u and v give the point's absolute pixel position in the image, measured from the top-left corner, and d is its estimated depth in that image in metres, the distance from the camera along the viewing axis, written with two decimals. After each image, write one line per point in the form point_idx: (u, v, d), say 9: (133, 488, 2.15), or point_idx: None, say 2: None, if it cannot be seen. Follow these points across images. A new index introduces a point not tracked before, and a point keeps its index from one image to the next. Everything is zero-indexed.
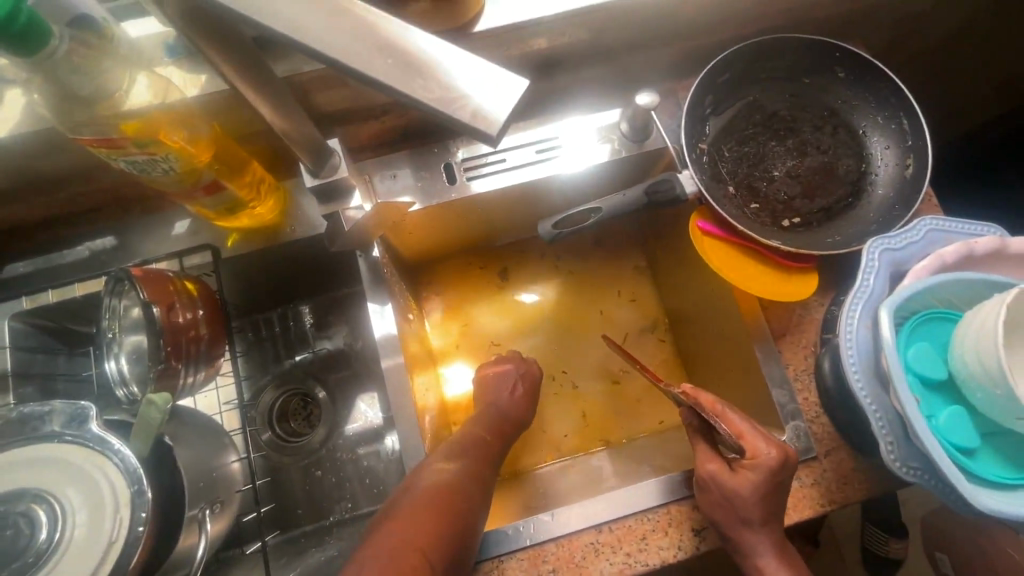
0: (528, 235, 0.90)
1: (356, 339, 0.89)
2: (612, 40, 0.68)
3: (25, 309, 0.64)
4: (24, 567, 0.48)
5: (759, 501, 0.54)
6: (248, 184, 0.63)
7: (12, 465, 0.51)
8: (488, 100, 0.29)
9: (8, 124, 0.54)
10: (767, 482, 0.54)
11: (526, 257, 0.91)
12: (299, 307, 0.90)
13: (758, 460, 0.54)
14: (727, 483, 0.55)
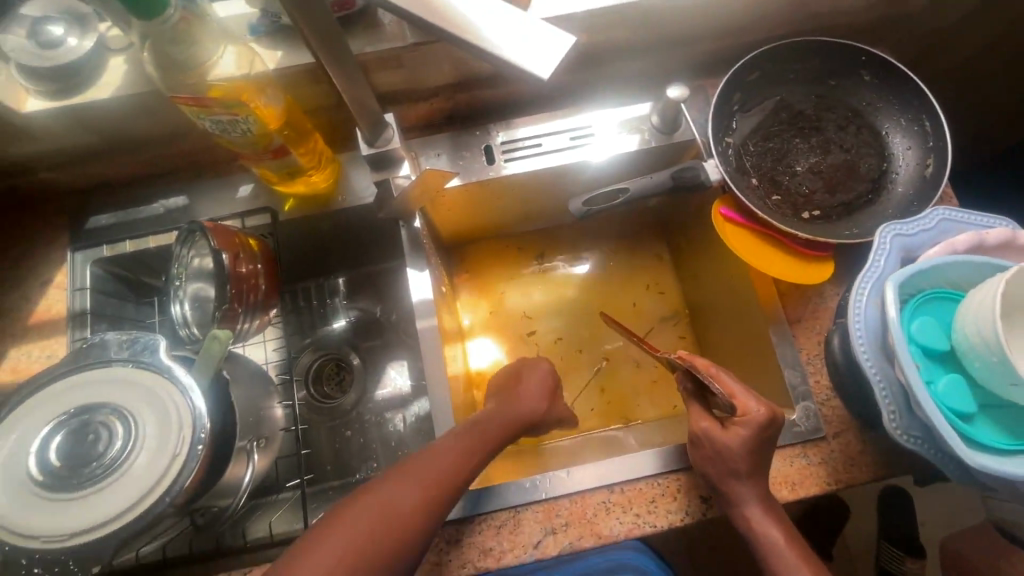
0: (559, 223, 0.96)
1: (389, 311, 0.94)
2: (647, 37, 0.73)
3: (106, 256, 0.72)
4: (92, 473, 0.52)
5: (747, 457, 0.57)
6: (308, 152, 0.69)
7: (87, 384, 0.56)
8: (541, 51, 0.35)
9: (111, 87, 0.62)
10: (753, 438, 0.57)
11: (555, 243, 0.96)
12: (336, 278, 0.95)
13: (746, 417, 0.57)
14: (718, 439, 0.58)
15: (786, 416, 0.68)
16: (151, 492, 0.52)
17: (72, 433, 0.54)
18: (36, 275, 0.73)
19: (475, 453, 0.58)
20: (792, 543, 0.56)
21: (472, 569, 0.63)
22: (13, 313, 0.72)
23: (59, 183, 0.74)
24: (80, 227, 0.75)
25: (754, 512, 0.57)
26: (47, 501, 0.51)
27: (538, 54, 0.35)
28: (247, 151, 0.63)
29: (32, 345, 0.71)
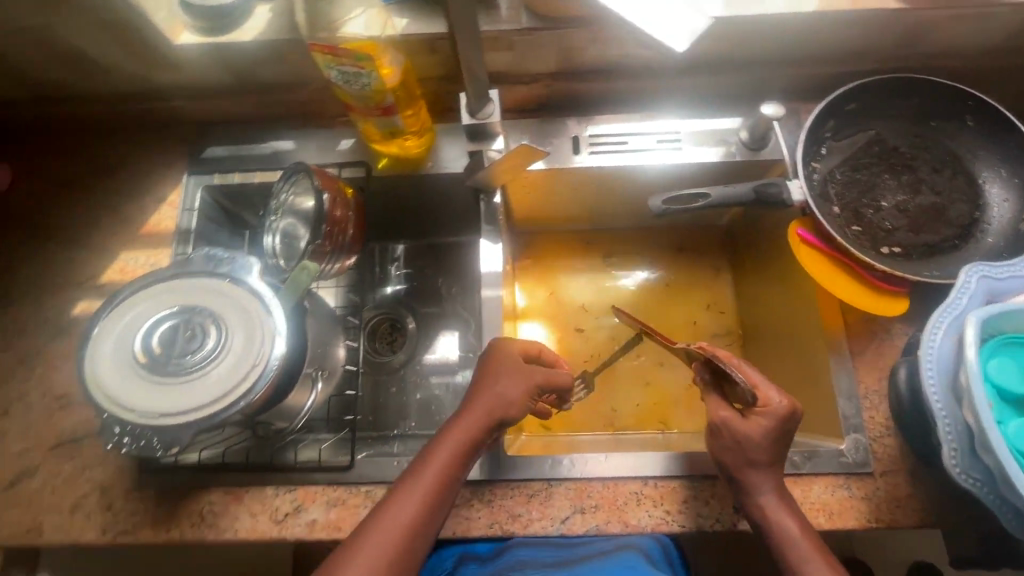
0: (626, 226, 0.98)
1: (446, 283, 0.97)
2: (748, 52, 0.75)
3: (216, 184, 0.80)
4: (183, 367, 0.58)
5: (769, 446, 0.58)
6: (412, 116, 0.74)
7: (186, 288, 0.62)
8: (679, 27, 0.40)
9: (254, 32, 0.70)
10: (776, 425, 0.57)
11: (620, 245, 0.99)
12: (396, 245, 0.99)
13: (769, 404, 0.58)
14: (739, 431, 0.58)
15: (834, 445, 0.67)
16: (233, 392, 0.57)
17: (167, 328, 0.59)
18: (152, 191, 0.81)
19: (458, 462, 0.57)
20: (804, 540, 0.56)
21: (498, 529, 0.66)
22: (128, 222, 0.80)
23: (186, 112, 0.81)
24: (197, 154, 0.82)
25: (773, 506, 0.58)
26: (144, 385, 0.57)
27: (676, 30, 0.40)
28: (360, 105, 0.68)
29: (140, 252, 0.78)
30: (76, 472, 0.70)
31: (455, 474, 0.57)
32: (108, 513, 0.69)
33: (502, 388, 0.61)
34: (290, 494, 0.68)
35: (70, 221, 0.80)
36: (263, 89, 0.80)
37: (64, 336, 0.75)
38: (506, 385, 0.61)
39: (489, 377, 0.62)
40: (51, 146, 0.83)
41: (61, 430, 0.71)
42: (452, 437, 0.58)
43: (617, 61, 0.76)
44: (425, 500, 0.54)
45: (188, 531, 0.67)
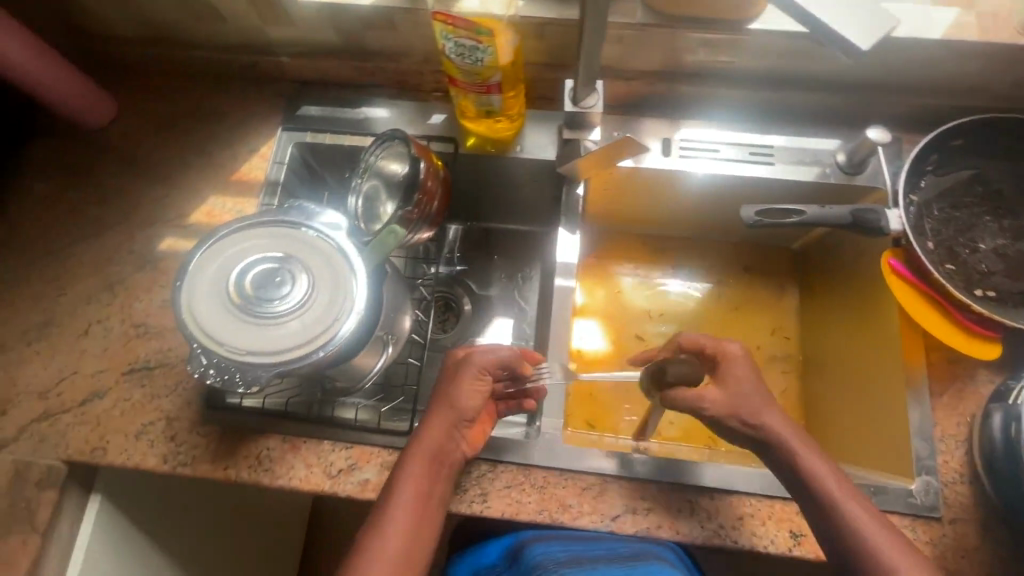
0: (696, 235, 0.95)
1: (501, 268, 0.97)
2: (858, 74, 0.74)
3: (308, 142, 0.82)
4: (269, 312, 0.59)
5: (759, 395, 0.62)
6: (511, 98, 0.74)
7: (279, 236, 0.63)
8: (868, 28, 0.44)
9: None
10: (750, 370, 0.63)
11: (688, 253, 0.95)
12: (449, 226, 1.00)
13: (731, 348, 0.64)
14: (725, 396, 0.62)
15: (902, 484, 0.65)
16: (317, 339, 0.59)
17: (258, 270, 0.60)
18: (247, 141, 0.84)
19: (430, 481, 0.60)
20: (891, 543, 0.54)
21: (548, 516, 0.66)
22: (222, 167, 0.83)
23: (289, 69, 0.84)
24: (292, 109, 0.84)
25: (859, 514, 0.56)
26: (233, 322, 0.58)
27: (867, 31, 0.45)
28: (467, 80, 0.69)
29: (229, 198, 0.81)
30: (144, 399, 0.72)
31: (430, 490, 0.60)
32: (171, 443, 0.71)
33: (456, 401, 0.62)
34: (346, 451, 0.69)
35: (167, 160, 0.83)
36: (367, 56, 0.81)
37: (151, 269, 0.78)
38: (461, 397, 0.63)
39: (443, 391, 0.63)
40: (157, 87, 0.87)
41: (137, 357, 0.74)
42: (420, 455, 0.60)
43: (720, 69, 0.76)
44: (408, 519, 0.57)
45: (245, 472, 0.69)
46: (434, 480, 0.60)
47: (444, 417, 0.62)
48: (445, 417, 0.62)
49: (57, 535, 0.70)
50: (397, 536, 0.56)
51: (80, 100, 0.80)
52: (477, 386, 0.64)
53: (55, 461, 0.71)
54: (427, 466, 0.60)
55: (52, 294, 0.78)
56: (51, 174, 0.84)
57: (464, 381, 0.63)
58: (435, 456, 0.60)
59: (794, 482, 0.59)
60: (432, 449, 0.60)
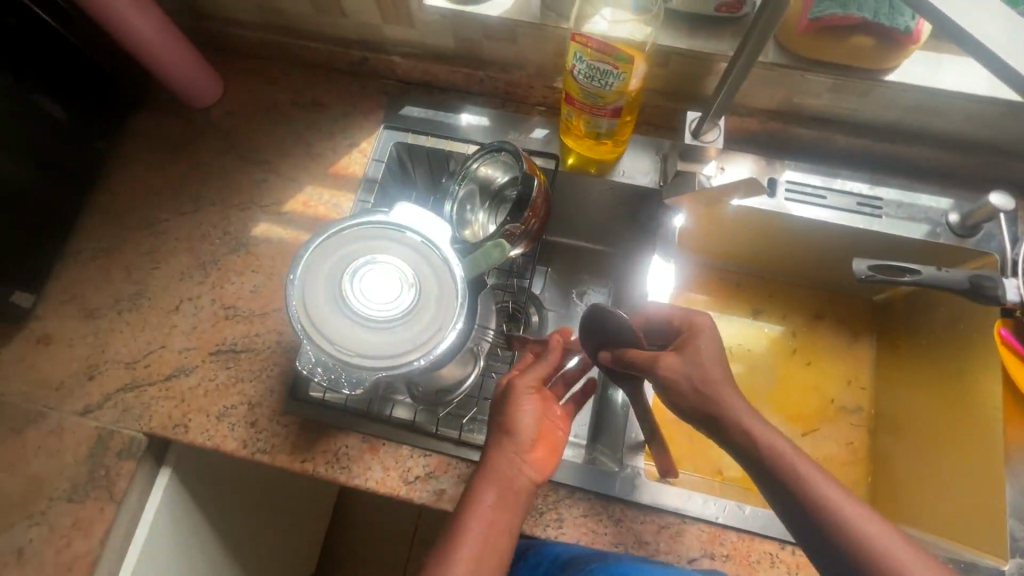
0: (774, 274, 0.91)
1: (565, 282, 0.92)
2: (982, 135, 0.72)
3: (408, 142, 0.82)
4: (376, 314, 0.59)
5: (719, 370, 0.57)
6: (625, 123, 0.74)
7: (387, 235, 0.63)
8: None
9: (504, 9, 0.72)
10: (714, 343, 0.59)
11: (763, 291, 0.91)
12: None
13: (699, 321, 0.61)
14: (681, 367, 0.57)
15: (995, 563, 0.63)
16: (423, 347, 0.58)
17: (368, 272, 0.60)
18: (347, 136, 0.84)
19: (497, 514, 0.57)
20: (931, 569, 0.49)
21: (623, 550, 0.65)
22: (320, 159, 0.83)
23: (398, 68, 0.84)
24: (394, 110, 0.85)
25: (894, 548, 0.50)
26: (341, 318, 0.58)
27: None
28: (588, 102, 0.69)
29: (325, 190, 0.82)
30: (228, 382, 0.73)
31: (498, 518, 0.57)
32: (251, 429, 0.71)
33: (518, 426, 0.60)
34: (424, 458, 0.69)
35: (268, 145, 0.84)
36: (477, 63, 0.82)
37: (244, 253, 0.79)
38: (522, 422, 0.60)
39: (505, 414, 0.61)
40: (265, 73, 0.88)
41: (224, 339, 0.75)
42: (486, 483, 0.58)
43: (838, 114, 0.74)
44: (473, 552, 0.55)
45: (322, 468, 0.69)
46: (502, 508, 0.57)
47: (508, 443, 0.60)
48: (510, 442, 0.60)
49: (129, 503, 0.71)
50: (464, 565, 0.54)
51: (193, 77, 0.82)
52: (532, 410, 0.61)
53: (137, 432, 0.71)
54: (495, 495, 0.57)
55: (145, 266, 0.79)
56: (155, 147, 0.85)
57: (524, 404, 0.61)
58: (502, 484, 0.58)
59: (806, 519, 0.52)
60: (497, 477, 0.58)
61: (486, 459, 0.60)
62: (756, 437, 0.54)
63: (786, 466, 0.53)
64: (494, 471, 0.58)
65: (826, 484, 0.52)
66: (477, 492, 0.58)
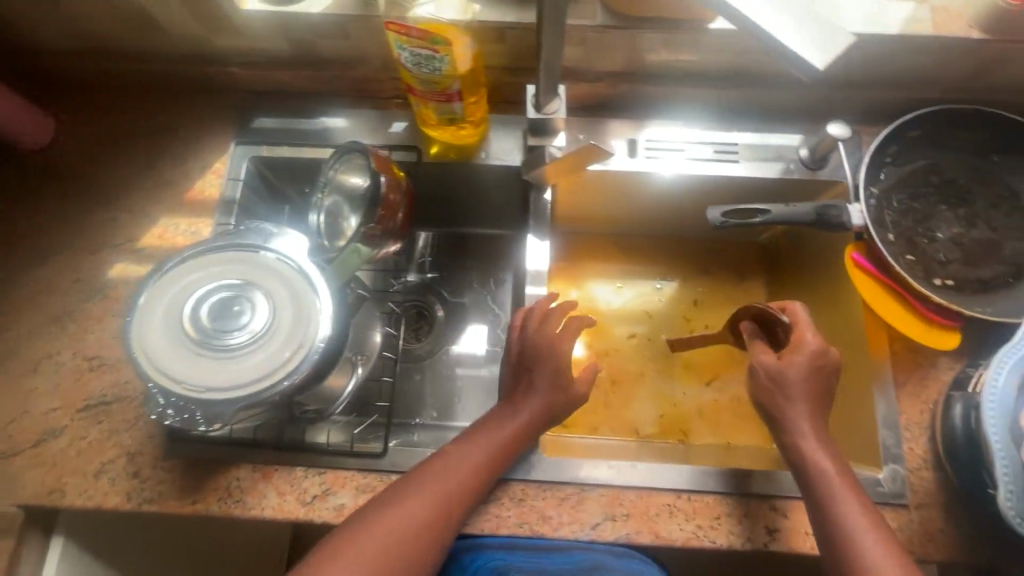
0: (654, 231, 0.95)
1: (476, 275, 0.95)
2: (816, 70, 0.75)
3: (263, 156, 0.79)
4: (226, 346, 0.56)
5: (803, 384, 0.63)
6: (472, 105, 0.72)
7: (238, 263, 0.61)
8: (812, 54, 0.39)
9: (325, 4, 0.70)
10: (810, 361, 0.64)
11: (646, 251, 0.95)
12: (419, 232, 0.97)
13: (808, 337, 0.65)
14: (775, 367, 0.64)
15: (871, 473, 0.67)
16: (284, 367, 0.56)
17: (216, 300, 0.58)
18: (196, 158, 0.80)
19: (487, 466, 0.63)
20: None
21: (528, 529, 0.65)
22: (170, 186, 0.79)
23: (240, 80, 0.80)
24: (246, 122, 0.80)
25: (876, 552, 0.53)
26: (189, 356, 0.56)
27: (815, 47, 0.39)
28: (425, 89, 0.67)
29: (182, 219, 0.77)
30: (103, 437, 0.69)
31: (483, 470, 0.62)
32: (135, 480, 0.68)
33: (497, 436, 0.64)
34: (320, 476, 0.68)
35: (111, 180, 0.79)
36: (322, 64, 0.79)
37: (103, 298, 0.74)
38: (537, 409, 0.66)
39: (520, 396, 0.67)
40: (101, 103, 0.82)
41: (92, 392, 0.71)
42: (481, 439, 0.64)
43: (680, 67, 0.76)
44: (444, 496, 0.59)
45: (214, 506, 0.66)
46: (489, 462, 0.63)
47: (485, 447, 0.63)
48: (484, 445, 0.64)
49: None
50: (429, 502, 0.58)
51: (13, 121, 0.75)
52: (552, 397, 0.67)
53: (10, 507, 0.67)
54: (486, 452, 0.63)
55: None
56: None
57: (507, 417, 0.66)
58: (498, 444, 0.64)
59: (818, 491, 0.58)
60: (495, 439, 0.64)
61: (479, 425, 0.66)
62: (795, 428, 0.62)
63: (810, 455, 0.60)
64: (458, 462, 0.62)
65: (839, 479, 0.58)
66: (444, 460, 0.62)
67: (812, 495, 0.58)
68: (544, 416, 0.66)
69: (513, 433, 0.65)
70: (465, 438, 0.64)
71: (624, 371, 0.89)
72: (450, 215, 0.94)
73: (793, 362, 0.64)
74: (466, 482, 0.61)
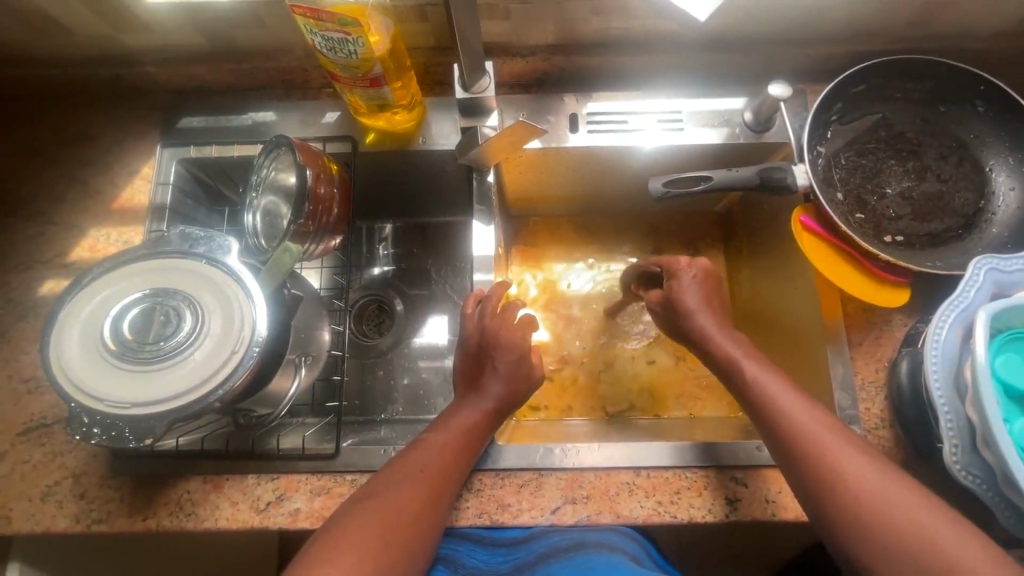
0: (610, 208, 0.93)
1: (437, 265, 0.93)
2: (753, 31, 0.73)
3: (192, 157, 0.75)
4: (149, 355, 0.54)
5: (695, 299, 0.66)
6: (401, 89, 0.70)
7: (159, 269, 0.59)
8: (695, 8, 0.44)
9: None
10: (694, 284, 0.67)
11: (603, 228, 0.94)
12: (379, 225, 0.94)
13: (678, 263, 0.69)
14: (661, 298, 0.69)
15: None
16: (214, 377, 0.54)
17: (137, 311, 0.56)
18: (125, 163, 0.77)
19: (453, 457, 0.60)
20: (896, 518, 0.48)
21: (487, 519, 0.64)
22: (99, 195, 0.76)
23: (160, 79, 0.78)
24: (171, 124, 0.78)
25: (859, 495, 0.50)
26: (112, 370, 0.54)
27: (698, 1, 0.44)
28: (347, 75, 0.64)
29: (111, 228, 0.74)
30: (47, 458, 0.67)
31: (449, 454, 0.60)
32: (82, 501, 0.65)
33: (465, 423, 0.62)
34: (272, 482, 0.66)
35: (35, 192, 0.76)
36: (241, 56, 0.76)
37: (34, 317, 0.71)
38: (492, 389, 0.64)
39: (475, 379, 0.65)
40: (20, 113, 0.79)
41: (32, 415, 0.68)
42: (444, 425, 0.62)
43: (616, 36, 0.74)
44: (416, 489, 0.57)
45: (166, 521, 0.65)
46: (453, 448, 0.61)
47: (456, 436, 0.61)
48: (454, 433, 0.61)
49: None
50: (403, 498, 0.55)
51: None
52: (500, 372, 0.65)
53: None
54: (447, 438, 0.61)
55: None
56: None
57: (471, 404, 0.64)
58: (459, 431, 0.62)
59: (777, 445, 0.55)
60: (455, 426, 0.62)
61: (442, 417, 0.64)
62: (738, 369, 0.60)
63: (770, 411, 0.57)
64: (429, 452, 0.60)
65: (811, 424, 0.54)
66: (410, 453, 0.60)
67: (778, 453, 0.55)
68: (503, 403, 0.65)
69: (480, 419, 0.63)
70: (434, 429, 0.62)
71: (587, 352, 0.86)
72: (406, 206, 0.91)
73: (677, 284, 0.67)
74: (437, 472, 0.59)
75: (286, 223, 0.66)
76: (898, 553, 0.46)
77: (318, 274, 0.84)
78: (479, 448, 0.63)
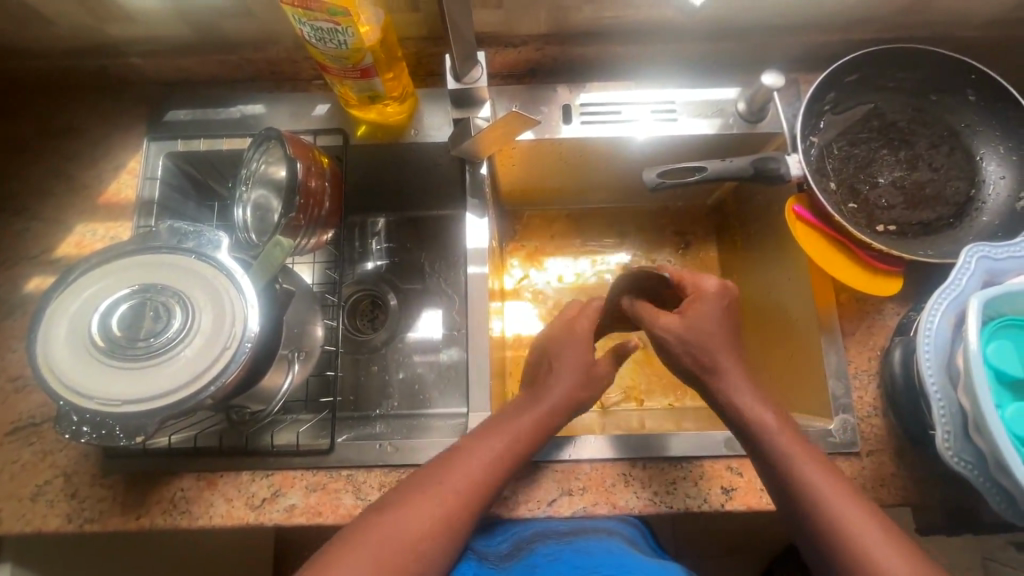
0: (603, 201, 0.93)
1: (433, 259, 0.92)
2: (746, 21, 0.73)
3: (180, 150, 0.74)
4: (138, 354, 0.54)
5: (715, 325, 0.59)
6: (392, 80, 0.69)
7: (149, 266, 0.58)
8: None
9: None
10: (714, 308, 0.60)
11: (597, 220, 0.93)
12: (373, 219, 0.94)
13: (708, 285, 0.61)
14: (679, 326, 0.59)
15: (822, 425, 0.66)
16: (204, 375, 0.53)
17: (126, 308, 0.55)
18: (111, 157, 0.76)
19: (489, 481, 0.56)
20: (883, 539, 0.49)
21: (484, 512, 0.64)
22: (85, 190, 0.74)
23: (145, 70, 0.77)
24: (157, 118, 0.77)
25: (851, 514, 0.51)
26: (100, 367, 0.53)
27: None
28: (337, 66, 0.63)
29: (99, 224, 0.73)
30: (37, 458, 0.66)
31: (481, 476, 0.55)
32: (73, 501, 0.65)
33: (518, 434, 0.58)
34: (267, 479, 0.66)
35: (19, 187, 0.74)
36: (229, 48, 0.75)
37: (20, 314, 0.70)
38: (550, 409, 0.59)
39: (539, 402, 0.60)
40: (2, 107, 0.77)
41: (20, 414, 0.67)
42: (481, 445, 0.57)
43: (609, 26, 0.74)
44: (445, 518, 0.52)
45: (159, 519, 0.64)
46: (492, 470, 0.56)
47: (504, 447, 0.57)
48: (499, 445, 0.57)
49: None
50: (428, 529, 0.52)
51: None
52: (561, 392, 0.60)
53: None
54: (485, 457, 0.56)
55: None
56: None
57: (523, 413, 0.59)
58: (500, 452, 0.57)
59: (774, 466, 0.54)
60: (495, 447, 0.57)
61: (480, 431, 0.59)
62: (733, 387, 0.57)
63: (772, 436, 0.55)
64: (462, 471, 0.55)
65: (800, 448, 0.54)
66: (440, 474, 0.55)
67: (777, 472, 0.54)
68: None
69: (529, 430, 0.58)
70: (475, 439, 0.58)
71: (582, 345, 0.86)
72: (400, 199, 0.90)
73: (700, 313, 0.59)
74: (471, 497, 0.54)
75: (277, 217, 0.66)
76: (879, 574, 0.48)
77: (311, 270, 0.84)
78: (519, 464, 0.59)
